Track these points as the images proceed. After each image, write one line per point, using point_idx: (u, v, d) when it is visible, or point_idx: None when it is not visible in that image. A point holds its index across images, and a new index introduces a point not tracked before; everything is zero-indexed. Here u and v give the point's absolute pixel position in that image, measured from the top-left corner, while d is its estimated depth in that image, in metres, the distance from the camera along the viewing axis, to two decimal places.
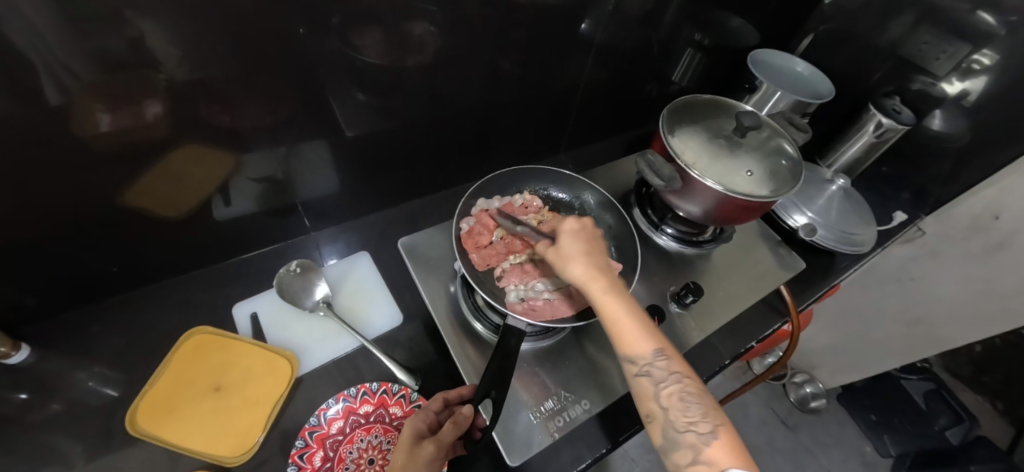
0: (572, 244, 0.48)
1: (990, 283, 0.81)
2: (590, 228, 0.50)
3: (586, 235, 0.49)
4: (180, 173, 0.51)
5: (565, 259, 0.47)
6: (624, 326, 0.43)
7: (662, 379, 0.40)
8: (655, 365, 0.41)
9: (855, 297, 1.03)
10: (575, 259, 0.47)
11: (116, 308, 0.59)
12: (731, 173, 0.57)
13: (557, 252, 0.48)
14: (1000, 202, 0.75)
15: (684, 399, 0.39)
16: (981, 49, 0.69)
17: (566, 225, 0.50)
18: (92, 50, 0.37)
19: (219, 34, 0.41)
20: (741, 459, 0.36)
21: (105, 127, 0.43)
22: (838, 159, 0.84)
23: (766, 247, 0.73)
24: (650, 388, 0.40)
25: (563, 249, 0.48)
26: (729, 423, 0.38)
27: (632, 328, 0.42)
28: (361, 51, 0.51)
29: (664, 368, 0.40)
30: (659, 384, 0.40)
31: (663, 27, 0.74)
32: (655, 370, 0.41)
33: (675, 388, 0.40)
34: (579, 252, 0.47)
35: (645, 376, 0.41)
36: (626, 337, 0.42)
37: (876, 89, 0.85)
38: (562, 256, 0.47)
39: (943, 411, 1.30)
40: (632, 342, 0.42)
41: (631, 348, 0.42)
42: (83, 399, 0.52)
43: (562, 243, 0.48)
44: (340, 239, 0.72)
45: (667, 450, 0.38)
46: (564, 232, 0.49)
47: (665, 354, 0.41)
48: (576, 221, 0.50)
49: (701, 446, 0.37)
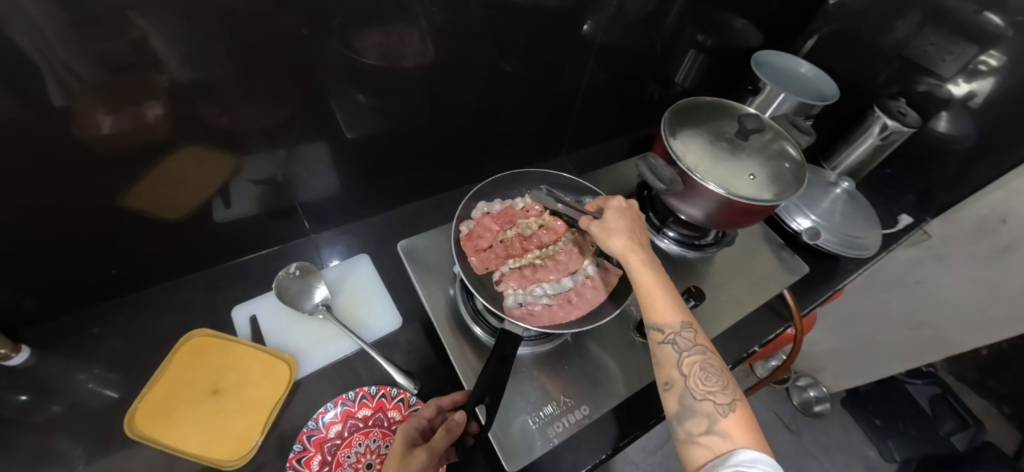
0: (617, 218, 0.48)
1: (996, 287, 0.79)
2: (636, 208, 0.50)
3: (631, 211, 0.50)
4: (180, 175, 0.51)
5: (608, 231, 0.48)
6: (656, 295, 0.43)
7: (686, 349, 0.41)
8: (681, 335, 0.41)
9: (859, 301, 1.03)
10: (617, 231, 0.47)
11: (116, 310, 0.59)
12: (733, 177, 0.56)
13: (602, 225, 0.48)
14: (1008, 205, 0.74)
15: (706, 371, 0.40)
16: (987, 49, 0.69)
17: (612, 201, 0.50)
18: (93, 51, 0.37)
19: (219, 36, 0.41)
20: (755, 434, 0.37)
21: (106, 128, 0.43)
22: (842, 161, 0.83)
23: (769, 251, 0.73)
24: (673, 356, 0.41)
25: (609, 223, 0.48)
26: (746, 401, 0.39)
27: (664, 297, 0.43)
28: (361, 54, 0.50)
29: (690, 339, 0.41)
30: (682, 354, 0.41)
31: (665, 28, 0.74)
32: (680, 339, 0.41)
33: (699, 359, 0.40)
34: (624, 227, 0.47)
35: (669, 344, 0.41)
36: (656, 306, 0.43)
37: (881, 90, 0.83)
38: (606, 228, 0.48)
39: (949, 416, 1.30)
40: (662, 310, 0.42)
41: (659, 316, 0.42)
42: (83, 401, 0.52)
43: (607, 217, 0.49)
44: (340, 241, 0.71)
45: (681, 418, 0.39)
46: (609, 208, 0.50)
47: (692, 326, 0.42)
48: (622, 199, 0.50)
49: (717, 416, 0.37)
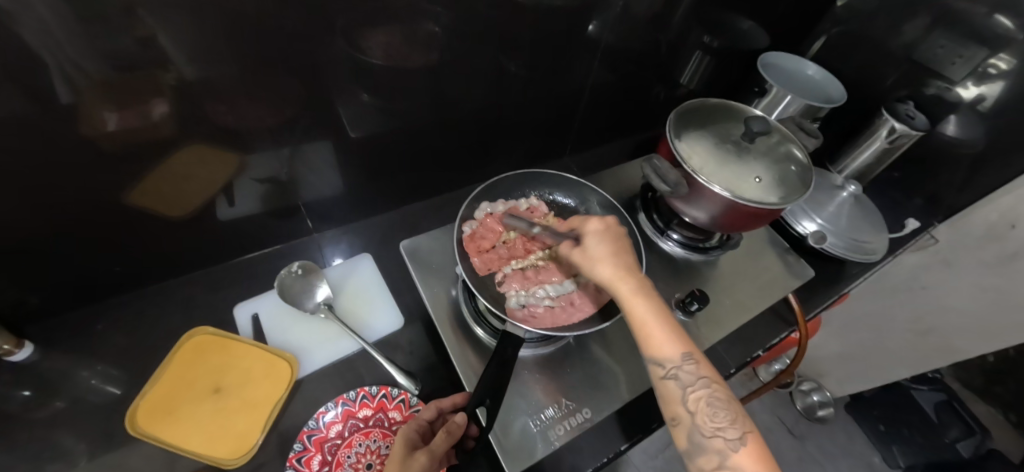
0: (599, 245, 0.47)
1: (1003, 293, 0.78)
2: (614, 227, 0.50)
3: (611, 234, 0.49)
4: (184, 174, 0.51)
5: (592, 261, 0.47)
6: (653, 328, 0.43)
7: (690, 383, 0.40)
8: (683, 369, 0.41)
9: (865, 305, 1.02)
10: (603, 260, 0.46)
11: (119, 307, 0.59)
12: (739, 179, 0.56)
13: (583, 254, 0.48)
14: (1017, 210, 0.73)
15: (711, 404, 0.39)
16: (998, 53, 0.68)
17: (589, 225, 0.49)
18: (101, 49, 0.37)
19: (224, 35, 0.41)
20: (768, 466, 0.36)
21: (112, 126, 0.43)
22: (849, 164, 0.83)
23: (774, 254, 0.72)
24: (677, 392, 0.40)
25: (590, 251, 0.47)
26: (755, 430, 0.39)
27: (661, 330, 0.42)
28: (366, 53, 0.50)
29: (693, 372, 0.41)
30: (686, 389, 0.40)
31: (671, 29, 0.73)
32: (683, 374, 0.41)
33: (703, 393, 0.40)
34: (608, 254, 0.47)
35: (672, 379, 0.41)
36: (654, 340, 0.42)
37: (889, 93, 0.83)
38: (589, 257, 0.47)
39: (954, 424, 1.26)
40: (661, 345, 0.42)
41: (659, 351, 0.42)
42: (85, 398, 0.53)
43: (587, 244, 0.48)
44: (342, 240, 0.71)
45: (692, 455, 0.38)
46: (588, 233, 0.49)
47: (693, 357, 0.41)
48: (600, 220, 0.49)
49: (728, 451, 0.37)
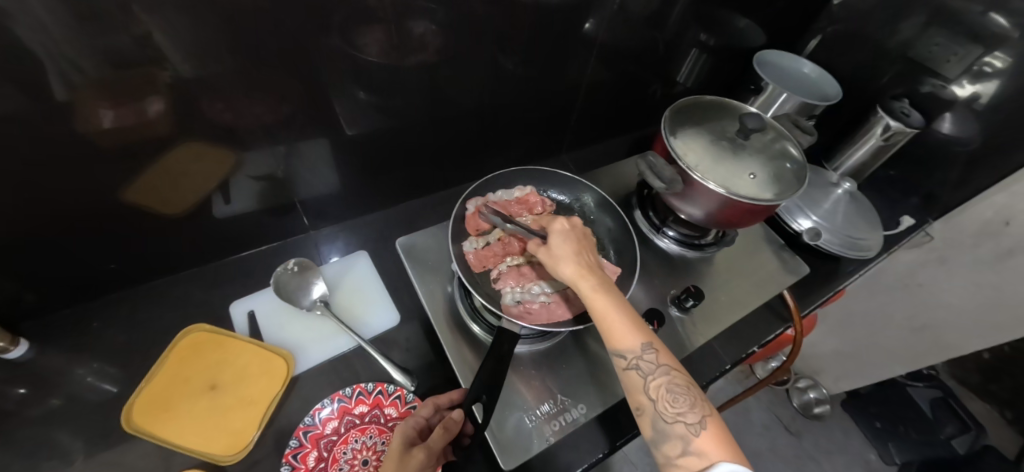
0: (563, 244, 0.48)
1: (1000, 290, 0.79)
2: (578, 227, 0.50)
3: (575, 233, 0.49)
4: (180, 171, 0.51)
5: (555, 260, 0.47)
6: (612, 320, 0.43)
7: (651, 372, 0.41)
8: (643, 358, 0.41)
9: (860, 303, 1.02)
10: (564, 258, 0.46)
11: (115, 305, 0.59)
12: (734, 176, 0.56)
13: (549, 252, 0.48)
14: (1012, 207, 0.74)
15: (672, 391, 0.40)
16: (993, 51, 0.68)
17: (555, 225, 0.49)
18: (95, 46, 0.37)
19: (218, 33, 0.41)
20: (729, 448, 0.37)
21: (107, 123, 0.43)
22: (845, 162, 0.83)
23: (770, 250, 0.72)
24: (639, 382, 0.41)
25: (554, 249, 0.48)
26: (717, 414, 0.39)
27: (621, 321, 0.42)
28: (362, 51, 0.50)
29: (652, 361, 0.41)
30: (648, 378, 0.40)
31: (668, 27, 0.73)
32: (643, 363, 0.41)
33: (664, 380, 0.40)
34: (569, 252, 0.47)
35: (634, 369, 0.41)
36: (614, 332, 0.42)
37: (885, 91, 0.83)
38: (554, 255, 0.47)
39: (950, 420, 1.28)
40: (620, 335, 0.42)
41: (619, 342, 0.42)
42: (81, 395, 0.52)
43: (552, 242, 0.48)
44: (339, 238, 0.71)
45: (657, 443, 0.39)
46: (553, 232, 0.49)
47: (653, 346, 0.41)
48: (565, 220, 0.50)
49: (690, 437, 0.37)
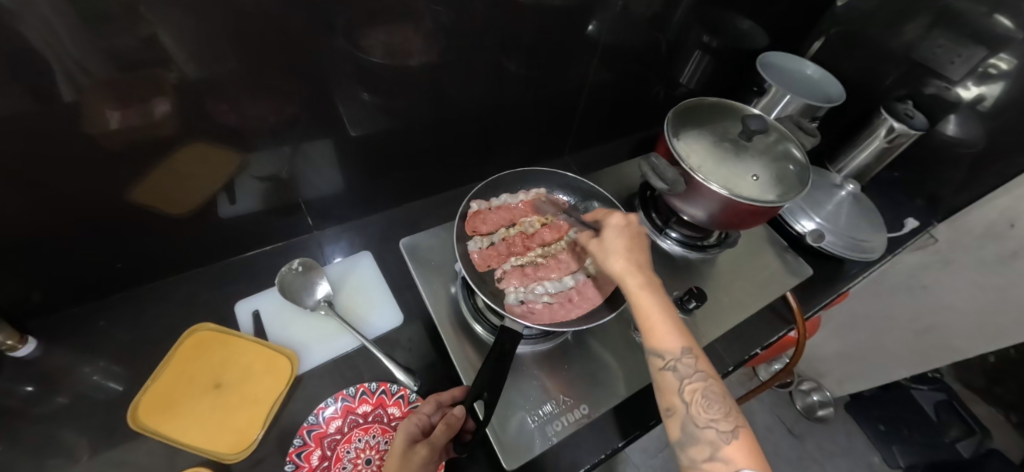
0: (616, 239, 0.48)
1: (1005, 292, 0.78)
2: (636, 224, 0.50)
3: (630, 231, 0.49)
4: (186, 171, 0.51)
5: (606, 253, 0.48)
6: (656, 321, 0.43)
7: (687, 376, 0.41)
8: (682, 361, 0.41)
9: (864, 305, 1.02)
10: (615, 253, 0.47)
11: (120, 304, 0.60)
12: (737, 177, 0.56)
13: (600, 245, 0.49)
14: (1017, 209, 0.73)
15: (708, 398, 0.40)
16: (998, 53, 0.68)
17: (612, 219, 0.50)
18: (104, 48, 0.38)
19: (223, 34, 0.41)
20: (759, 461, 0.36)
21: (114, 124, 0.43)
22: (848, 163, 0.83)
23: (773, 252, 0.72)
24: (675, 383, 0.41)
25: (607, 243, 0.48)
26: (749, 426, 0.39)
27: (663, 322, 0.43)
28: (366, 52, 0.51)
29: (691, 365, 0.41)
30: (684, 380, 0.40)
31: (671, 29, 0.74)
32: (682, 366, 0.41)
33: (700, 386, 0.40)
34: (622, 248, 0.47)
35: (670, 370, 0.41)
36: (655, 332, 0.43)
37: (889, 93, 0.83)
38: (605, 249, 0.48)
39: (954, 422, 1.26)
40: (661, 336, 0.42)
41: (660, 342, 0.42)
42: (87, 393, 0.53)
43: (605, 237, 0.49)
44: (342, 238, 0.72)
45: (684, 445, 0.39)
46: (609, 226, 0.50)
47: (693, 352, 0.42)
48: (622, 216, 0.50)
49: (720, 443, 0.37)
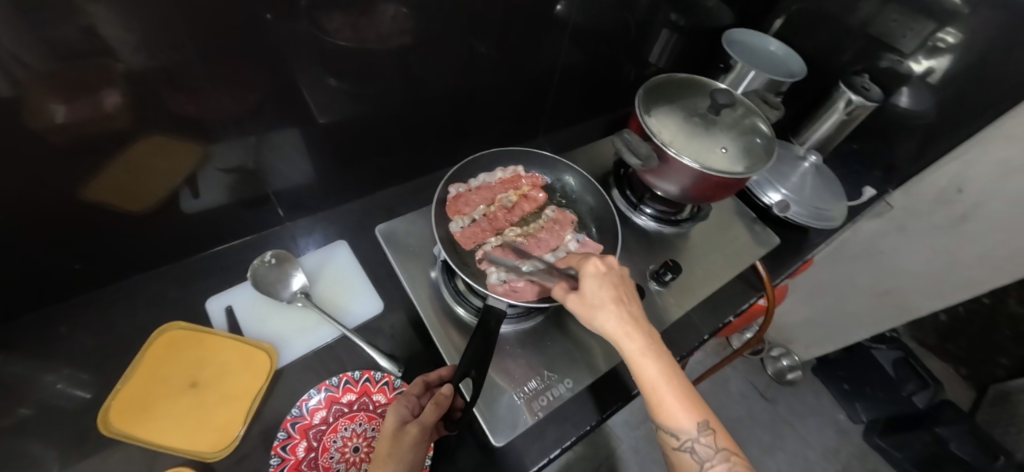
0: (599, 290, 0.44)
1: (953, 254, 0.85)
2: (613, 268, 0.46)
3: (612, 278, 0.46)
4: (143, 166, 0.49)
5: (593, 309, 0.44)
6: (664, 395, 0.40)
7: (707, 457, 0.39)
8: (699, 440, 0.39)
9: (826, 272, 1.06)
10: (604, 308, 0.43)
11: (81, 308, 0.57)
12: (707, 150, 0.58)
13: (584, 299, 0.45)
14: (965, 174, 0.78)
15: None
16: (946, 27, 0.71)
17: (589, 267, 0.46)
18: (42, 38, 0.35)
19: (175, 20, 0.39)
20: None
21: (60, 120, 0.40)
22: (811, 136, 0.86)
23: (742, 224, 0.75)
24: (693, 466, 0.39)
25: (589, 298, 0.45)
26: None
27: (673, 399, 0.40)
28: (333, 35, 0.49)
29: (708, 444, 0.39)
30: (702, 462, 0.39)
31: (639, 9, 0.74)
32: (699, 447, 0.39)
33: (720, 466, 0.39)
34: (609, 303, 0.44)
35: (686, 451, 0.39)
36: (666, 408, 0.40)
37: (847, 68, 0.86)
38: (589, 305, 0.44)
39: (911, 378, 1.34)
40: (673, 414, 0.40)
41: (673, 420, 0.40)
42: (52, 402, 0.50)
43: (586, 290, 0.45)
44: (316, 230, 0.70)
45: None
46: (586, 276, 0.46)
47: (710, 428, 0.39)
48: (599, 261, 0.46)
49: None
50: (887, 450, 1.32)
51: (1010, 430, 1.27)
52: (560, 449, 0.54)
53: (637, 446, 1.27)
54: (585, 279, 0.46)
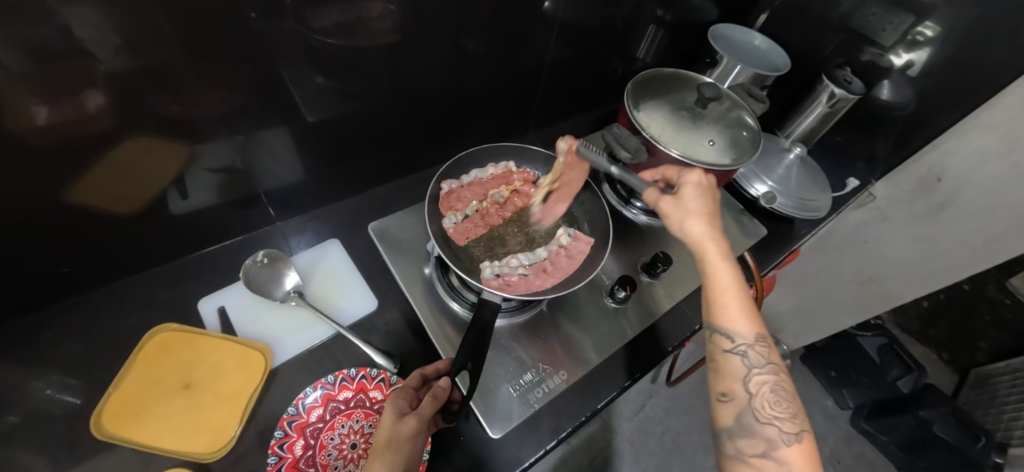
0: (696, 199, 0.49)
1: (934, 242, 0.86)
2: (713, 188, 0.51)
3: (708, 194, 0.50)
4: (130, 167, 0.48)
5: (686, 213, 0.48)
6: (732, 297, 0.44)
7: (756, 365, 0.42)
8: (753, 349, 0.43)
9: (812, 262, 1.08)
10: (695, 215, 0.48)
11: (68, 312, 0.56)
12: (694, 143, 0.59)
13: (677, 204, 0.49)
14: (944, 164, 0.81)
15: (776, 394, 0.41)
16: (924, 21, 0.73)
17: (690, 177, 0.51)
18: (17, 37, 0.34)
19: (156, 18, 0.39)
20: (814, 465, 0.39)
21: (42, 121, 0.40)
22: (794, 129, 0.87)
23: (730, 217, 0.76)
24: (740, 370, 0.42)
25: (686, 203, 0.49)
26: (810, 429, 0.41)
27: (740, 303, 0.44)
28: (319, 32, 0.49)
29: (761, 356, 0.42)
30: (751, 369, 0.42)
31: (626, 5, 0.75)
32: (751, 354, 0.42)
33: (768, 379, 0.42)
34: (702, 211, 0.48)
35: (738, 355, 0.42)
36: (728, 311, 0.44)
37: (829, 61, 0.88)
38: (683, 208, 0.49)
39: (896, 364, 1.37)
40: (736, 317, 0.43)
41: (734, 324, 0.43)
42: (41, 408, 0.50)
43: (685, 196, 0.50)
44: (307, 229, 0.70)
45: (734, 434, 0.41)
46: (687, 185, 0.50)
47: (765, 342, 0.43)
48: (701, 176, 0.51)
49: (780, 443, 0.39)
50: (873, 433, 1.36)
51: (991, 411, 1.32)
52: (556, 440, 0.54)
53: (632, 438, 1.29)
54: (684, 188, 0.50)
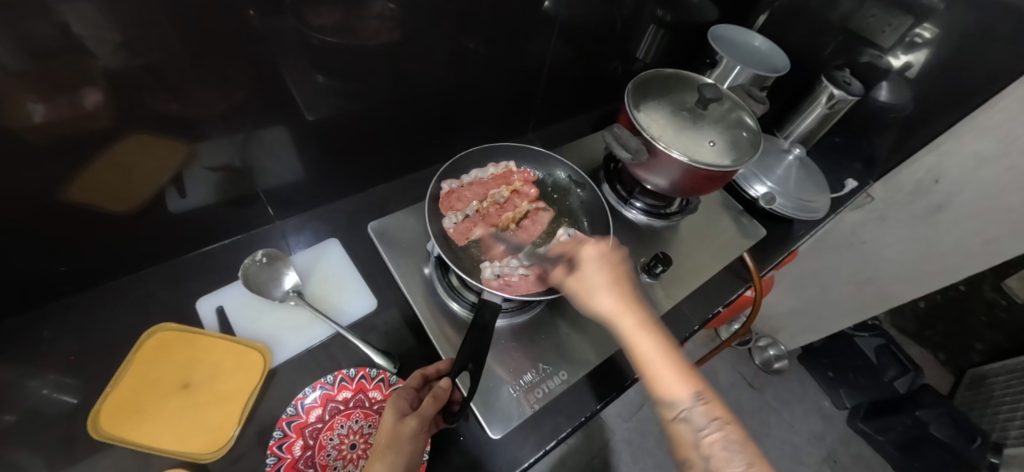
0: (598, 271, 0.47)
1: (931, 243, 0.88)
2: (614, 253, 0.49)
3: (608, 260, 0.48)
4: (127, 165, 0.48)
5: (591, 290, 0.46)
6: (657, 362, 0.41)
7: (703, 427, 0.37)
8: (694, 409, 0.38)
9: (810, 263, 1.09)
10: (601, 289, 0.46)
11: (65, 311, 0.56)
12: (695, 144, 0.59)
13: (580, 281, 0.47)
14: (940, 166, 0.81)
15: (729, 449, 0.35)
16: (923, 22, 0.73)
17: (587, 251, 0.49)
18: (13, 35, 0.34)
19: (154, 15, 0.38)
20: None
21: (38, 118, 0.39)
22: (793, 130, 0.87)
23: (730, 217, 0.76)
24: (690, 436, 0.37)
25: (587, 278, 0.47)
26: None
27: (665, 366, 0.40)
28: (318, 31, 0.48)
29: (704, 413, 0.37)
30: (699, 432, 0.37)
31: (627, 5, 0.75)
32: (694, 415, 0.37)
33: (719, 438, 0.36)
34: (605, 281, 0.46)
35: (681, 420, 0.38)
36: (657, 378, 0.40)
37: (828, 62, 0.88)
38: (588, 285, 0.47)
39: (892, 364, 1.37)
40: (665, 382, 0.39)
41: (665, 389, 0.39)
42: (37, 408, 0.49)
43: (585, 270, 0.48)
44: (306, 228, 0.69)
45: None
46: (585, 259, 0.49)
47: (704, 397, 0.38)
48: (597, 245, 0.49)
49: None
50: (869, 433, 1.36)
51: (986, 411, 1.33)
52: (556, 440, 0.54)
53: (630, 438, 1.29)
54: (583, 264, 0.48)
